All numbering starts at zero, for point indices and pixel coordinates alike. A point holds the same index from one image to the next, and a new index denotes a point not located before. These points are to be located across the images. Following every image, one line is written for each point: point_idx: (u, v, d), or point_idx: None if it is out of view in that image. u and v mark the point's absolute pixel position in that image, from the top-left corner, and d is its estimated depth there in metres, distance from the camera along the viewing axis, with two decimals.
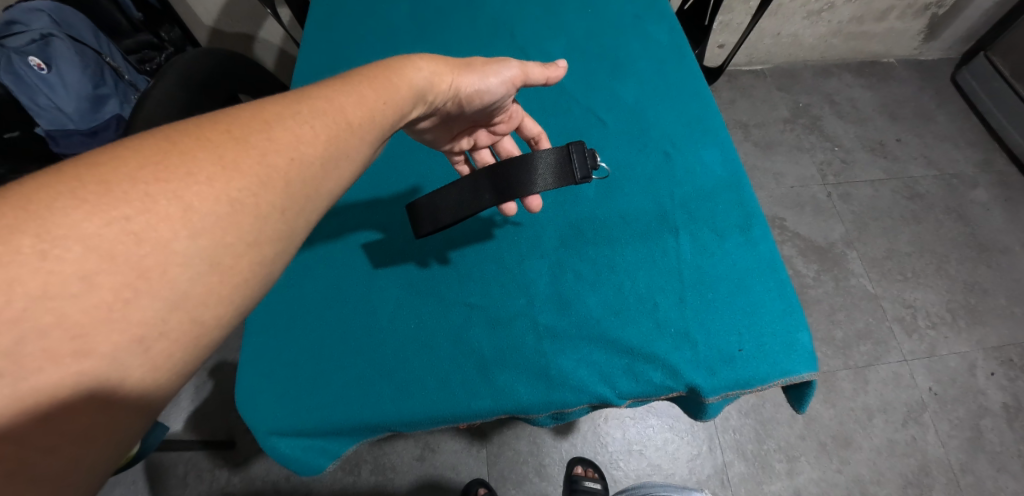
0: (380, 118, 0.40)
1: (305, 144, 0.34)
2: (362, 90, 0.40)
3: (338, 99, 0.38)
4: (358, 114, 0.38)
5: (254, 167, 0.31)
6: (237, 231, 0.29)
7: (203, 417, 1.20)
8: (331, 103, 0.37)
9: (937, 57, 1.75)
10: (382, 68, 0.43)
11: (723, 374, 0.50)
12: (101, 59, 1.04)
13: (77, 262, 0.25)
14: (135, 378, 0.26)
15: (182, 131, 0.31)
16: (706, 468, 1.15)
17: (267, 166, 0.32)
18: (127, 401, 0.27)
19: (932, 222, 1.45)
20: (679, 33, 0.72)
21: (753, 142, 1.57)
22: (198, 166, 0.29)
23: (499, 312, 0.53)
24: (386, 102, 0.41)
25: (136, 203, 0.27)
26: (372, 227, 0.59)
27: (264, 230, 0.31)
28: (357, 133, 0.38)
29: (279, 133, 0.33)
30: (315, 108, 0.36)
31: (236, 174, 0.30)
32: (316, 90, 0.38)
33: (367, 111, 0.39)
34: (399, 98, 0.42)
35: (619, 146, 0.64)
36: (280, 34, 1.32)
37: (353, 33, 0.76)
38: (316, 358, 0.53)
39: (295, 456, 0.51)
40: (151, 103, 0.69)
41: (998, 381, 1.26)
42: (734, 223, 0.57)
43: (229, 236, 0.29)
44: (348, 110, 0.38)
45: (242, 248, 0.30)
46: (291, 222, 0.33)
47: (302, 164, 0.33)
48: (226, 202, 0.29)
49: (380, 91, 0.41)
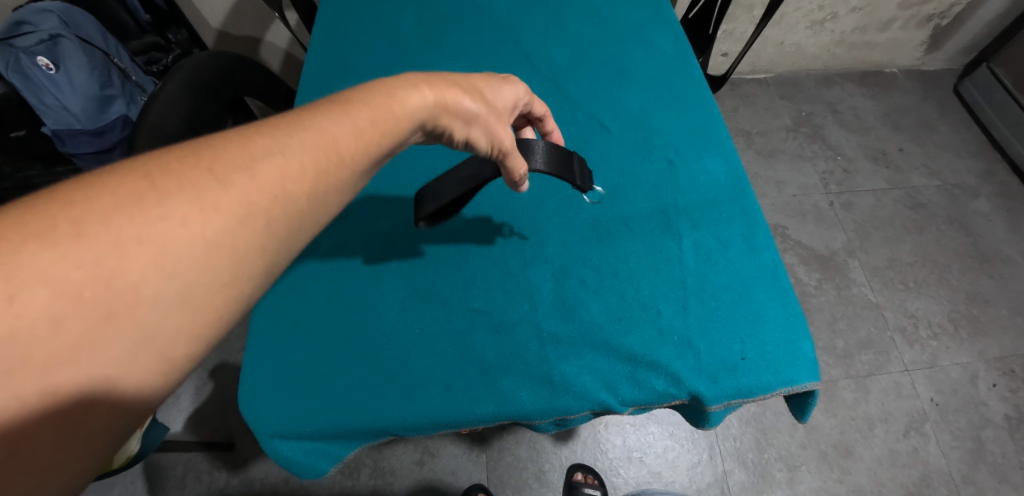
0: (376, 149, 0.37)
1: (292, 180, 0.32)
2: (358, 117, 0.36)
3: (332, 129, 0.34)
4: (353, 148, 0.35)
5: (234, 206, 0.29)
6: (211, 273, 0.29)
7: (202, 418, 1.21)
8: (323, 134, 0.34)
9: (939, 68, 1.76)
10: (387, 95, 0.38)
11: (725, 383, 0.50)
12: (108, 60, 1.05)
13: (41, 307, 0.24)
14: (113, 396, 0.27)
15: (161, 167, 0.29)
16: (706, 476, 1.15)
17: (250, 203, 0.30)
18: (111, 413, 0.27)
19: (934, 232, 1.45)
20: (683, 42, 0.73)
21: (756, 150, 1.58)
22: (176, 206, 0.28)
23: (503, 318, 0.53)
24: (385, 130, 0.37)
25: (107, 247, 0.26)
26: (376, 231, 0.59)
27: (243, 269, 0.30)
28: (350, 167, 0.35)
29: (263, 171, 0.31)
30: (306, 141, 0.33)
31: (214, 215, 0.29)
32: (308, 118, 0.34)
33: (362, 142, 0.36)
34: (399, 126, 0.38)
35: (623, 153, 0.64)
36: (286, 38, 1.33)
37: (360, 39, 0.77)
38: (319, 361, 0.53)
39: (296, 460, 0.51)
40: (158, 104, 0.69)
41: (1000, 392, 1.25)
42: (737, 231, 0.57)
43: (202, 278, 0.28)
44: (342, 143, 0.35)
45: (216, 289, 0.29)
46: (272, 260, 0.32)
47: (288, 201, 0.32)
48: (202, 244, 0.28)
49: (377, 117, 0.37)
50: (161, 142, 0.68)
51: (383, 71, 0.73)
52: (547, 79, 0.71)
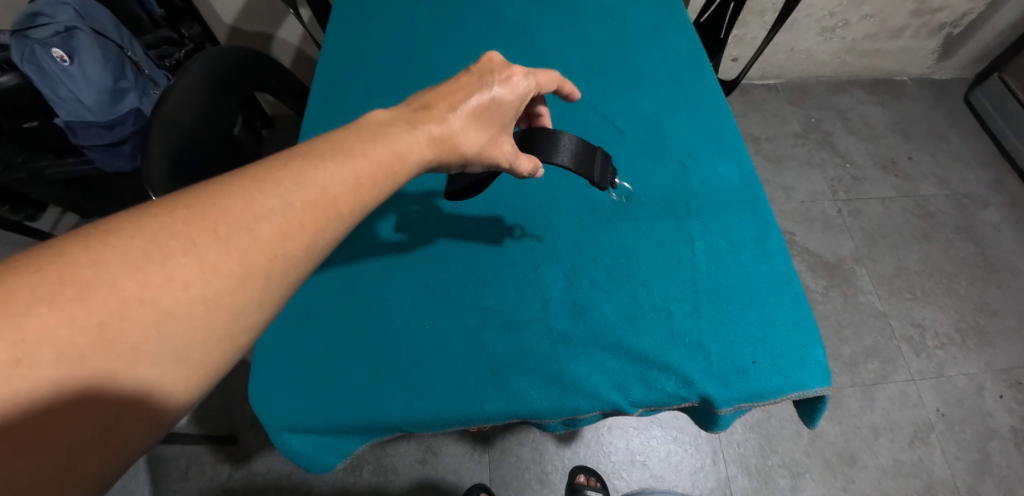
0: (373, 202, 0.37)
1: (291, 239, 0.33)
2: (359, 171, 0.36)
3: (332, 186, 0.35)
4: (351, 204, 0.36)
5: (233, 267, 0.30)
6: (209, 329, 0.29)
7: (207, 411, 1.21)
8: (323, 191, 0.34)
9: (951, 77, 1.75)
10: (387, 151, 0.38)
11: (736, 386, 0.50)
12: (122, 53, 1.06)
13: (46, 367, 0.25)
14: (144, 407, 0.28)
15: (168, 228, 0.30)
16: (709, 481, 1.15)
17: (249, 263, 0.31)
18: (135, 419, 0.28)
19: (942, 242, 1.44)
20: (697, 45, 0.73)
21: (764, 155, 1.58)
22: (179, 268, 0.29)
23: (514, 316, 0.53)
24: (382, 185, 0.38)
25: (111, 310, 0.27)
26: (389, 228, 0.59)
27: (241, 323, 0.31)
28: (346, 223, 0.36)
29: (266, 230, 0.32)
30: (308, 200, 0.34)
31: (215, 276, 0.30)
32: (310, 172, 0.35)
33: (361, 197, 0.36)
34: (396, 179, 0.39)
35: (637, 155, 0.64)
36: (298, 34, 1.33)
37: (374, 36, 0.77)
38: (329, 356, 0.53)
39: (305, 454, 0.51)
40: (173, 98, 0.70)
41: (1007, 403, 1.24)
42: (749, 235, 0.57)
43: (200, 333, 0.29)
44: (341, 200, 0.35)
45: (214, 344, 0.30)
46: (267, 312, 0.33)
47: (285, 260, 0.33)
48: (204, 303, 0.29)
49: (377, 171, 0.37)
50: (175, 136, 0.69)
51: (396, 68, 0.73)
52: None
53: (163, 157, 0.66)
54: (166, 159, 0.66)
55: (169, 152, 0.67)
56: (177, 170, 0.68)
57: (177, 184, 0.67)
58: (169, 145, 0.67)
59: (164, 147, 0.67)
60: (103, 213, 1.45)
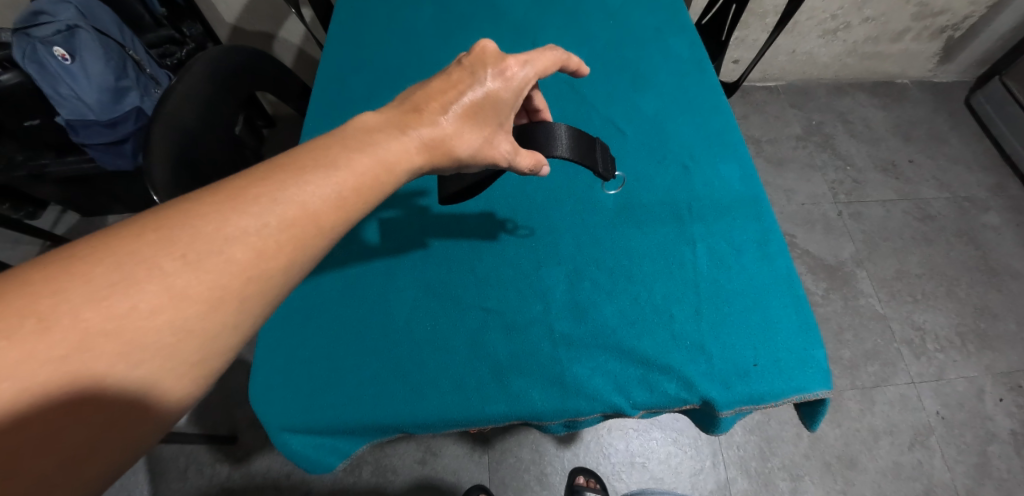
0: (356, 216, 0.37)
1: (266, 260, 0.33)
2: (341, 185, 0.36)
3: (311, 203, 0.35)
4: (331, 219, 0.35)
5: (203, 293, 0.30)
6: (178, 356, 0.30)
7: (206, 410, 1.21)
8: (301, 208, 0.34)
9: (952, 80, 1.75)
10: (374, 161, 0.38)
11: (737, 389, 0.50)
12: (124, 52, 1.06)
13: (14, 397, 0.26)
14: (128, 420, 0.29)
15: (137, 253, 0.30)
16: (709, 483, 1.15)
17: (219, 288, 0.31)
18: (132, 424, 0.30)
19: (942, 245, 1.44)
20: (700, 47, 0.73)
21: (765, 158, 1.58)
22: (145, 297, 0.29)
23: (515, 318, 0.53)
24: (366, 198, 0.37)
25: (75, 342, 0.27)
26: (391, 229, 0.59)
27: (214, 347, 0.31)
28: (327, 239, 0.36)
29: (239, 252, 0.32)
30: (284, 217, 0.34)
31: (183, 303, 0.30)
32: (288, 188, 0.34)
33: (341, 212, 0.36)
34: (381, 191, 0.38)
35: (639, 157, 0.64)
36: (300, 34, 1.33)
37: (377, 36, 0.77)
38: (331, 356, 0.53)
39: (306, 454, 0.51)
40: (175, 97, 0.70)
41: (1007, 407, 1.24)
42: (751, 238, 0.57)
43: (170, 361, 0.30)
44: (322, 215, 0.35)
45: (184, 370, 0.30)
46: (242, 335, 0.33)
47: (259, 281, 0.33)
48: (172, 331, 0.29)
49: (360, 183, 0.37)
50: (178, 135, 0.69)
51: (398, 68, 0.73)
52: (563, 80, 0.71)
53: (165, 157, 0.66)
54: (168, 158, 0.66)
55: (171, 151, 0.67)
56: (179, 169, 0.68)
57: (178, 183, 0.67)
58: (171, 144, 0.67)
59: (166, 146, 0.67)
60: (105, 212, 1.45)
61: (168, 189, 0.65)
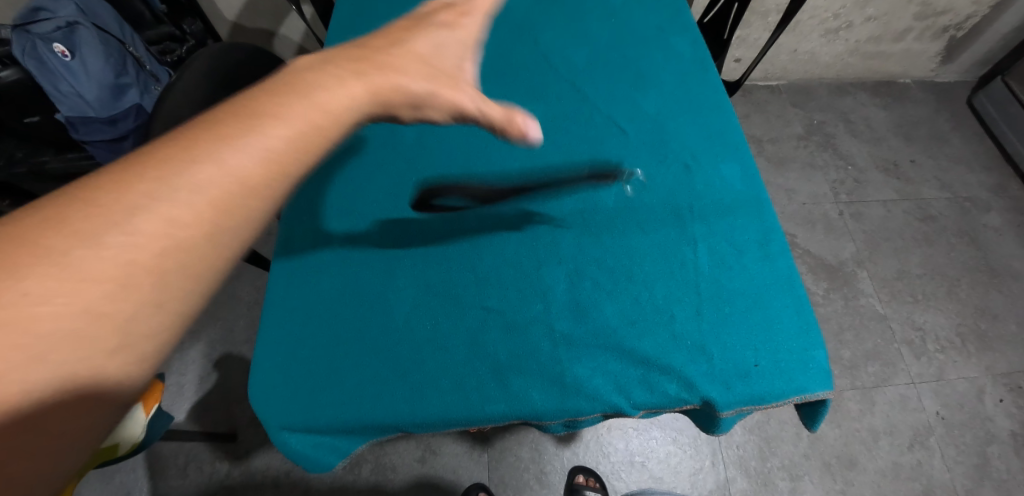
0: (293, 168, 0.31)
1: (178, 229, 0.27)
2: (268, 129, 0.30)
3: (229, 155, 0.29)
4: (263, 175, 0.29)
5: (106, 271, 0.25)
6: (87, 345, 0.25)
7: (206, 408, 1.22)
8: (214, 162, 0.28)
9: (954, 80, 1.75)
10: (308, 102, 0.32)
11: (738, 390, 0.50)
12: (124, 49, 1.05)
13: None
14: (62, 411, 0.25)
15: (10, 235, 0.25)
16: (708, 483, 1.15)
17: (124, 268, 0.26)
18: (80, 421, 0.26)
19: (943, 245, 1.44)
20: (701, 46, 0.73)
21: (766, 157, 1.58)
22: (29, 281, 0.24)
23: (516, 317, 0.53)
24: (306, 144, 0.31)
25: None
26: (391, 227, 0.59)
27: (137, 331, 0.27)
28: (260, 196, 0.30)
29: (143, 223, 0.26)
30: (192, 178, 0.28)
31: (81, 287, 0.25)
32: (199, 142, 0.29)
33: (276, 163, 0.30)
34: (327, 136, 0.32)
35: (639, 156, 0.64)
36: (300, 31, 1.33)
37: (377, 34, 0.77)
38: (330, 354, 0.52)
39: (305, 453, 0.51)
40: (175, 95, 0.69)
41: (1006, 408, 1.24)
42: (752, 238, 0.57)
43: (78, 351, 0.25)
44: (248, 171, 0.29)
45: (102, 358, 0.26)
46: (165, 317, 0.28)
47: (176, 254, 0.27)
48: (77, 318, 0.25)
49: (292, 124, 0.31)
50: None
51: None
52: (564, 79, 0.71)
53: None
54: None
55: None
56: None
57: None
58: None
59: None
60: None
61: None
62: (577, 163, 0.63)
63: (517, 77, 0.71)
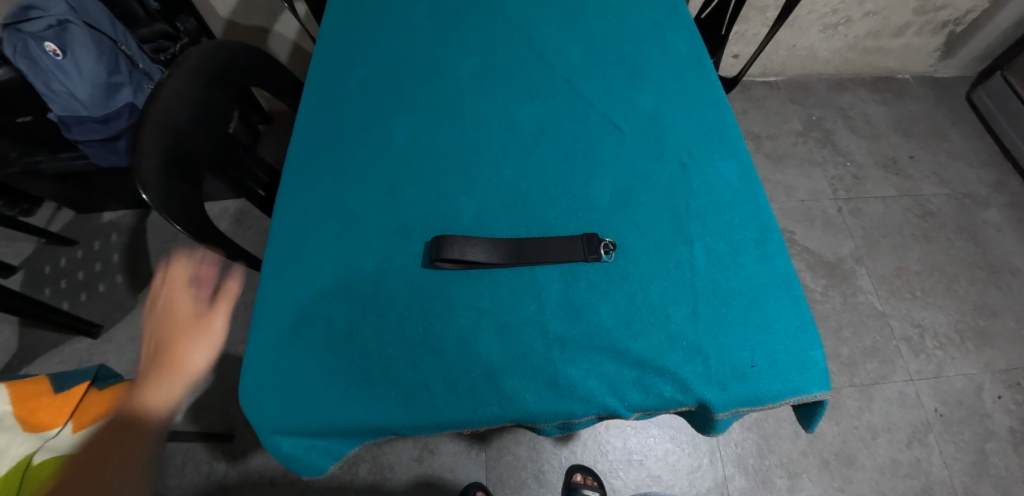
0: (171, 373, 0.71)
1: (158, 398, 0.71)
2: (159, 333, 0.70)
3: (157, 356, 0.70)
4: (162, 368, 0.70)
5: (137, 429, 0.70)
6: (141, 431, 0.71)
7: (203, 408, 1.21)
8: (152, 369, 0.71)
9: (953, 75, 1.74)
10: (167, 323, 0.71)
11: (734, 391, 0.49)
12: (116, 47, 1.04)
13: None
14: (134, 441, 0.70)
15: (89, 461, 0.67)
16: (706, 481, 1.15)
17: (149, 411, 0.71)
18: (141, 460, 0.69)
19: (942, 242, 1.44)
20: (698, 42, 0.72)
21: (764, 153, 1.57)
22: (124, 431, 0.70)
23: (509, 318, 0.52)
24: (174, 352, 0.70)
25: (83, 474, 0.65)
26: (384, 227, 0.58)
27: (154, 430, 0.71)
28: (171, 379, 0.70)
29: (149, 397, 0.71)
30: (152, 376, 0.70)
31: (128, 448, 0.69)
32: (147, 364, 0.71)
33: (165, 358, 0.70)
34: (178, 343, 0.70)
35: (635, 153, 0.63)
36: (295, 29, 1.32)
37: (370, 31, 0.76)
38: (322, 357, 0.52)
39: (297, 456, 0.51)
40: (166, 94, 0.69)
41: (1005, 404, 1.23)
42: (749, 236, 0.56)
43: (140, 439, 0.70)
44: (156, 366, 0.70)
45: (143, 441, 0.70)
46: (154, 435, 0.71)
47: (156, 415, 0.71)
48: (136, 435, 0.70)
49: (167, 333, 0.70)
50: (168, 134, 0.68)
51: (392, 64, 0.72)
52: (559, 76, 0.70)
53: (156, 155, 0.65)
54: (158, 157, 0.65)
55: (161, 149, 0.66)
56: (169, 167, 0.67)
57: (168, 182, 0.66)
58: (162, 143, 0.66)
59: (156, 144, 0.66)
60: (100, 209, 1.43)
61: (158, 189, 0.64)
62: (572, 161, 0.63)
63: (512, 74, 0.71)
